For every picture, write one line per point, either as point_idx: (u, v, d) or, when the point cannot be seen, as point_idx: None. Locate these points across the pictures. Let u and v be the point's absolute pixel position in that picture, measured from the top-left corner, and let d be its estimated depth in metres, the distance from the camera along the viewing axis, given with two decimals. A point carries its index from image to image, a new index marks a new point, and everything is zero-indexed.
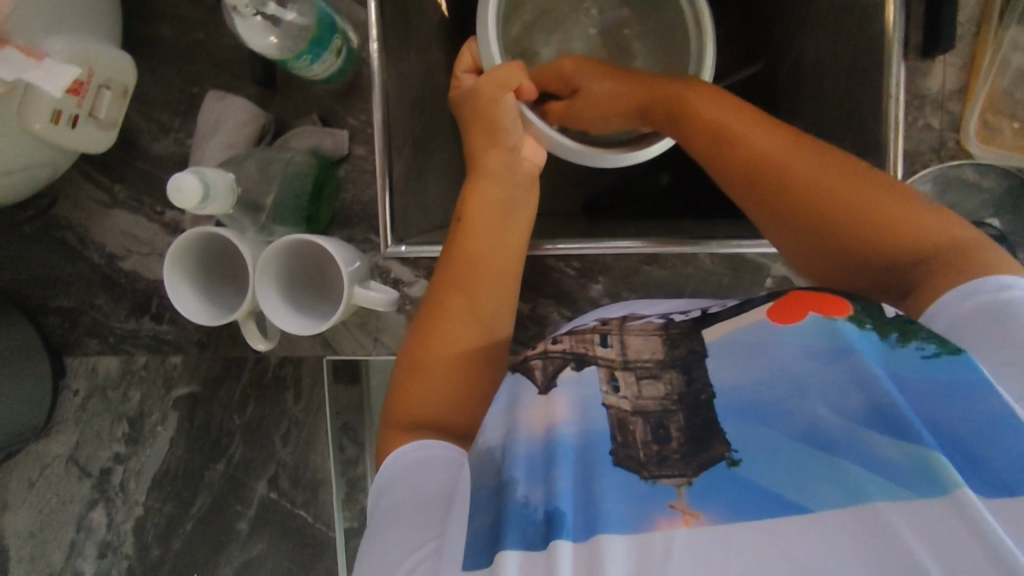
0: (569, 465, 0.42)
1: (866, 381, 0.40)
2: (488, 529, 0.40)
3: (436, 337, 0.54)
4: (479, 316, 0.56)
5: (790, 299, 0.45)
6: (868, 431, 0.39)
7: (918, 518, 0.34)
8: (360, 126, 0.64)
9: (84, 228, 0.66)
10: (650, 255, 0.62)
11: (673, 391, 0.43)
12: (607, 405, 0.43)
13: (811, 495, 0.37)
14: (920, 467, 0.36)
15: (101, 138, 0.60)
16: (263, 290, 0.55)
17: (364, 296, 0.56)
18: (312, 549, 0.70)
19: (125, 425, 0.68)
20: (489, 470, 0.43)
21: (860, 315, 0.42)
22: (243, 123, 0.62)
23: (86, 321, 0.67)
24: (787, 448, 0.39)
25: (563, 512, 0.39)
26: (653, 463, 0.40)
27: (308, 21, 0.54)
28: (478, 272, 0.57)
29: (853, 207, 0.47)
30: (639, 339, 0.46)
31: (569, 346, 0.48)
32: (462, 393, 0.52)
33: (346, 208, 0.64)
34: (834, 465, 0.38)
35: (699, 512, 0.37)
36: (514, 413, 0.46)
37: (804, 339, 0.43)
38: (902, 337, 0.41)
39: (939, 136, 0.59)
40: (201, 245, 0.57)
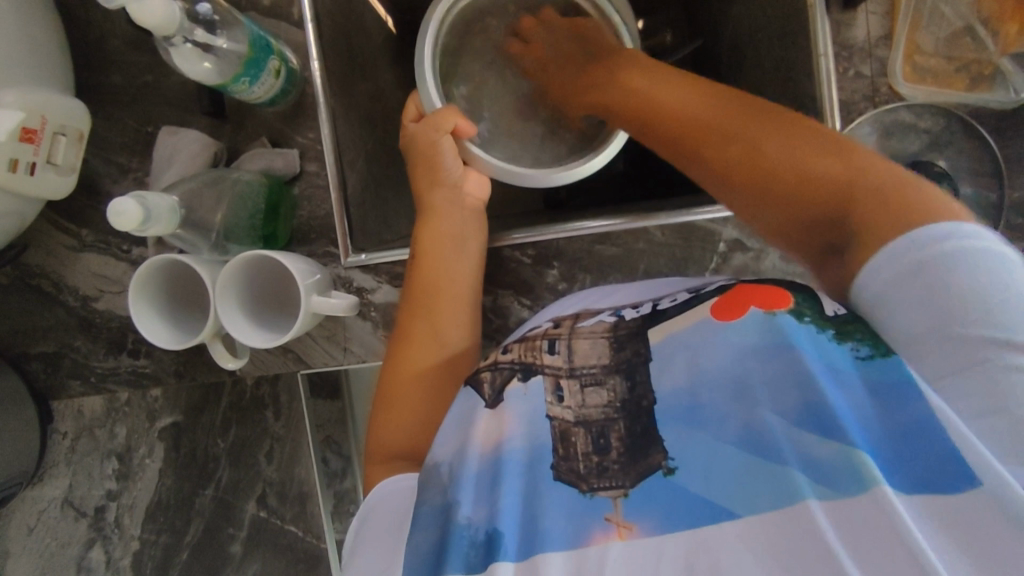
0: (516, 483, 0.44)
1: (801, 379, 0.40)
2: (432, 549, 0.41)
3: (403, 363, 0.56)
4: (436, 333, 0.56)
5: (736, 292, 0.45)
6: (802, 432, 0.39)
7: (841, 519, 0.36)
8: (310, 144, 0.65)
9: (58, 274, 0.68)
10: (602, 234, 0.63)
11: (616, 397, 0.44)
12: (552, 416, 0.45)
13: (741, 499, 0.38)
14: (848, 468, 0.37)
15: (63, 183, 0.63)
16: (223, 307, 0.57)
17: (324, 304, 0.58)
18: (305, 564, 0.72)
19: (114, 462, 0.69)
20: (435, 488, 0.44)
21: (800, 305, 0.42)
22: (196, 154, 0.64)
23: (68, 364, 0.68)
24: (723, 451, 0.41)
25: (502, 534, 0.41)
26: (593, 475, 0.42)
27: (240, 47, 0.57)
28: (438, 286, 0.58)
29: (806, 175, 0.44)
30: (587, 343, 0.46)
31: (518, 355, 0.48)
32: (429, 416, 0.54)
33: (304, 224, 0.66)
34: (767, 467, 0.39)
35: (632, 523, 0.39)
36: (465, 431, 0.46)
37: (745, 336, 0.43)
38: (839, 334, 0.40)
39: (870, 83, 0.60)
40: (163, 272, 0.59)
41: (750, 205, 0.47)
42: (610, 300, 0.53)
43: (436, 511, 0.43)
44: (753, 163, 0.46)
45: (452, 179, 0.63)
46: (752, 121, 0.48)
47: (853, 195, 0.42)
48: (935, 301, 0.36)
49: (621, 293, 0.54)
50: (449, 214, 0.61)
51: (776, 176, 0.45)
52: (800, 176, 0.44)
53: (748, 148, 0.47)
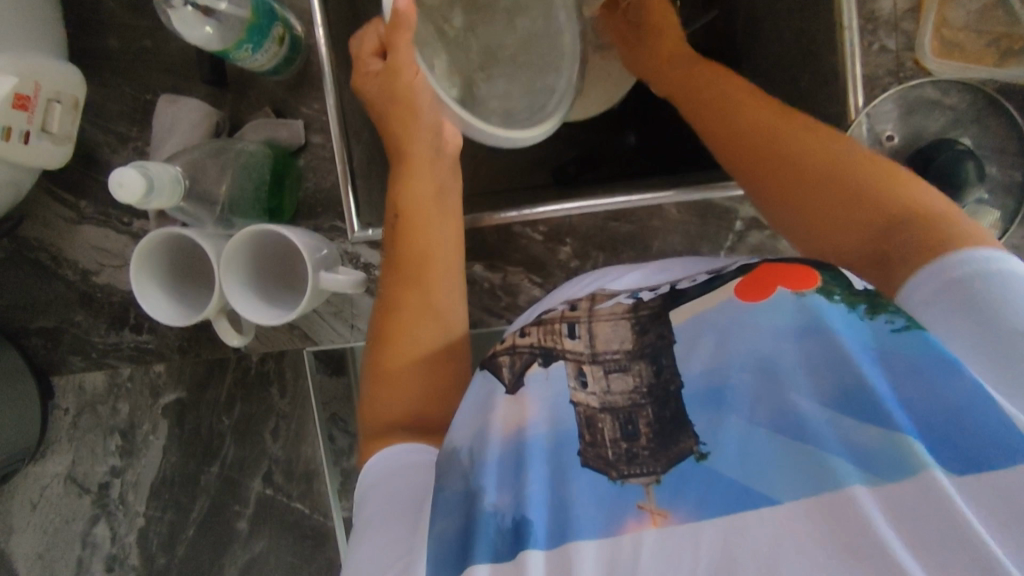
0: (542, 468, 0.42)
1: (837, 361, 0.40)
2: (457, 537, 0.40)
3: (397, 336, 0.53)
4: (433, 305, 0.54)
5: (760, 272, 0.44)
6: (840, 416, 0.39)
7: (890, 501, 0.35)
8: (315, 115, 0.63)
9: (56, 247, 0.66)
10: (616, 211, 0.61)
11: (642, 383, 0.43)
12: (576, 403, 0.44)
13: (779, 486, 0.37)
14: (891, 453, 0.36)
15: (58, 152, 0.60)
16: (229, 287, 0.55)
17: (330, 281, 0.56)
18: (312, 540, 0.68)
19: (117, 438, 0.68)
20: (457, 473, 0.43)
21: (828, 284, 0.42)
22: (196, 123, 0.62)
23: (68, 339, 0.67)
24: (758, 437, 0.40)
25: (531, 521, 0.40)
26: (623, 462, 0.41)
27: (243, 12, 0.54)
28: (428, 251, 0.55)
29: (853, 178, 0.44)
30: (609, 327, 0.45)
31: (537, 339, 0.47)
32: (430, 389, 0.52)
33: (310, 198, 0.64)
34: (805, 452, 0.38)
35: (667, 511, 0.38)
36: (485, 416, 0.45)
37: (776, 319, 0.43)
38: (870, 309, 0.41)
39: (896, 58, 0.58)
40: (163, 247, 0.57)
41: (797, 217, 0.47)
42: (624, 278, 0.51)
43: (458, 497, 0.42)
44: (835, 177, 0.45)
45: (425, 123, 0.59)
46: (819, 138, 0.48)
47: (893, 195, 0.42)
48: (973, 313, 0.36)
49: (636, 271, 0.52)
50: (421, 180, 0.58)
51: (856, 192, 0.44)
52: (878, 194, 0.43)
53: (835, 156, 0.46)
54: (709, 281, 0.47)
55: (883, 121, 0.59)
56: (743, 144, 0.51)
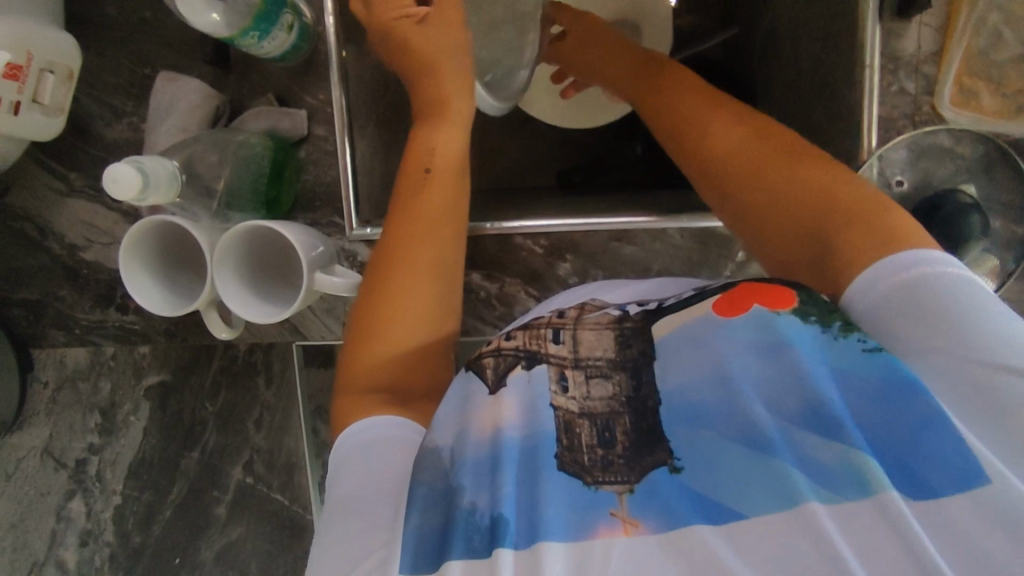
0: (518, 468, 0.41)
1: (803, 381, 0.38)
2: (433, 534, 0.39)
3: (396, 294, 0.49)
4: (437, 273, 0.51)
5: (739, 290, 0.41)
6: (801, 431, 0.38)
7: (852, 528, 0.34)
8: (319, 106, 0.62)
9: (43, 218, 0.64)
10: (619, 231, 0.61)
11: (621, 392, 0.42)
12: (556, 406, 0.42)
13: (746, 501, 0.37)
14: (852, 473, 0.35)
15: (49, 125, 0.58)
16: (225, 287, 0.54)
17: (326, 282, 0.55)
18: (290, 531, 0.69)
19: (97, 415, 0.67)
20: (434, 469, 0.41)
21: (805, 305, 0.39)
22: (196, 106, 0.60)
23: (51, 313, 0.66)
24: (725, 452, 0.39)
25: (506, 519, 0.39)
26: (597, 468, 0.40)
27: None
28: (437, 217, 0.52)
29: (794, 180, 0.44)
30: (593, 333, 0.43)
31: (522, 342, 0.44)
32: (413, 361, 0.49)
33: (308, 190, 0.63)
34: (766, 468, 0.37)
35: (638, 521, 0.37)
36: (465, 415, 0.43)
37: (748, 334, 0.40)
38: (845, 327, 0.38)
39: (913, 101, 0.58)
40: (155, 233, 0.55)
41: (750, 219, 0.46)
42: (612, 293, 0.49)
43: (434, 494, 0.40)
44: (775, 182, 0.45)
45: (444, 94, 0.58)
46: (758, 139, 0.48)
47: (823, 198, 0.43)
48: (918, 318, 0.37)
49: (622, 287, 0.50)
50: (445, 152, 0.56)
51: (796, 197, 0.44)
52: (818, 200, 0.43)
53: (768, 161, 0.46)
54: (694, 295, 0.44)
55: (894, 168, 0.58)
56: (701, 144, 0.50)
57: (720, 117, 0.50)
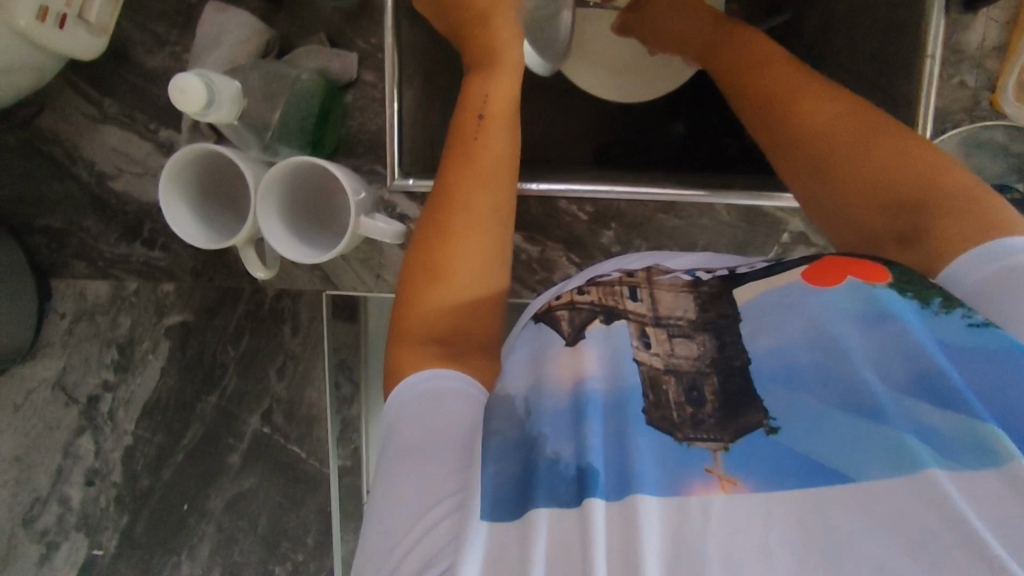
0: (603, 421, 0.39)
1: (911, 351, 0.37)
2: (514, 481, 0.37)
3: (448, 240, 0.48)
4: (489, 219, 0.50)
5: (829, 262, 0.42)
6: (913, 401, 0.36)
7: (975, 493, 0.32)
8: (370, 50, 0.60)
9: (73, 143, 0.62)
10: (668, 203, 0.60)
11: (706, 353, 0.40)
12: (640, 360, 0.41)
13: (855, 465, 0.35)
14: (972, 440, 0.34)
15: (92, 44, 0.56)
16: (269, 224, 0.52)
17: (371, 227, 0.53)
18: (304, 484, 0.68)
19: (114, 352, 0.66)
20: (511, 418, 0.40)
21: (901, 281, 0.40)
22: (245, 39, 0.59)
23: (75, 243, 0.64)
24: (827, 418, 0.37)
25: (595, 469, 0.37)
26: (688, 425, 0.38)
27: None
28: (488, 159, 0.52)
29: (891, 154, 0.45)
30: (671, 294, 0.43)
31: (597, 297, 0.44)
32: (467, 311, 0.48)
33: (352, 136, 0.61)
34: (874, 434, 0.36)
35: (737, 478, 0.35)
36: (541, 366, 0.42)
37: (847, 306, 0.40)
38: (946, 303, 0.38)
39: (973, 95, 0.58)
40: (200, 165, 0.54)
41: (827, 190, 0.47)
42: (681, 259, 0.48)
43: (512, 440, 0.39)
44: (891, 153, 0.44)
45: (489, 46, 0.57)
46: (851, 107, 0.48)
47: (919, 176, 0.43)
48: (1020, 290, 0.37)
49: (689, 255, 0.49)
50: (500, 96, 0.54)
51: (915, 170, 0.43)
52: (913, 179, 0.43)
53: (860, 132, 0.46)
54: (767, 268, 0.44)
55: None
56: (824, 100, 0.48)
57: (811, 84, 0.50)
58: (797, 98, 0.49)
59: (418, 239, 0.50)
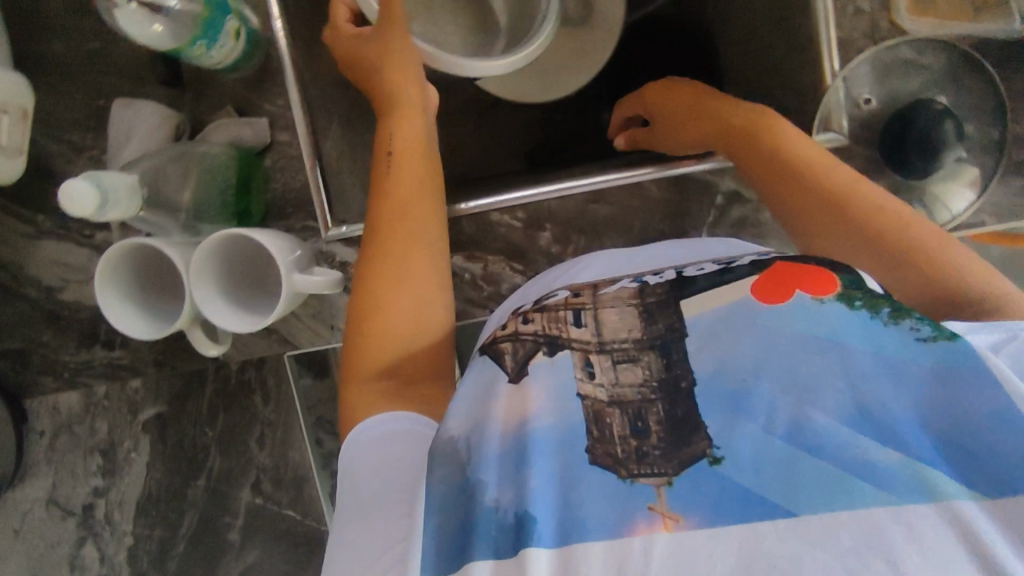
0: (546, 462, 0.39)
1: (856, 374, 0.38)
2: (455, 536, 0.38)
3: (389, 275, 0.51)
4: (422, 245, 0.53)
5: (775, 272, 0.43)
6: (854, 430, 0.37)
7: (908, 524, 0.33)
8: (279, 111, 0.61)
9: (18, 264, 0.63)
10: (595, 193, 0.60)
11: (652, 376, 0.40)
12: (584, 395, 0.40)
13: (795, 496, 0.35)
14: (911, 478, 0.35)
15: (11, 166, 0.59)
16: (210, 308, 0.53)
17: (306, 283, 0.54)
18: (305, 546, 0.68)
19: (98, 457, 0.66)
20: (453, 465, 0.40)
21: (850, 290, 0.41)
22: (155, 128, 0.60)
23: (38, 360, 0.65)
24: (768, 444, 0.37)
25: (535, 518, 0.37)
26: (632, 460, 0.38)
27: (195, 7, 0.53)
28: (420, 194, 0.55)
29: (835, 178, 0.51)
30: (615, 314, 0.43)
31: (540, 327, 0.44)
32: (411, 333, 0.50)
33: (279, 198, 0.62)
34: (819, 465, 0.36)
35: (679, 516, 0.36)
36: (487, 407, 0.42)
37: (794, 321, 0.40)
38: (894, 314, 0.40)
39: (871, 19, 0.58)
40: (132, 257, 0.54)
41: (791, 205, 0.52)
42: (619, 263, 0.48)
43: (453, 490, 0.39)
44: (850, 185, 0.50)
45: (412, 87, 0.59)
46: (792, 136, 0.54)
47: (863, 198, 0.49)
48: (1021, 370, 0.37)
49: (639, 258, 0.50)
50: (415, 137, 0.57)
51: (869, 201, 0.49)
52: (855, 199, 0.49)
53: (806, 154, 0.53)
54: (720, 272, 0.44)
55: (860, 86, 0.59)
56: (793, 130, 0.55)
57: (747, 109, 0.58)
58: (764, 115, 0.56)
59: (367, 265, 0.52)
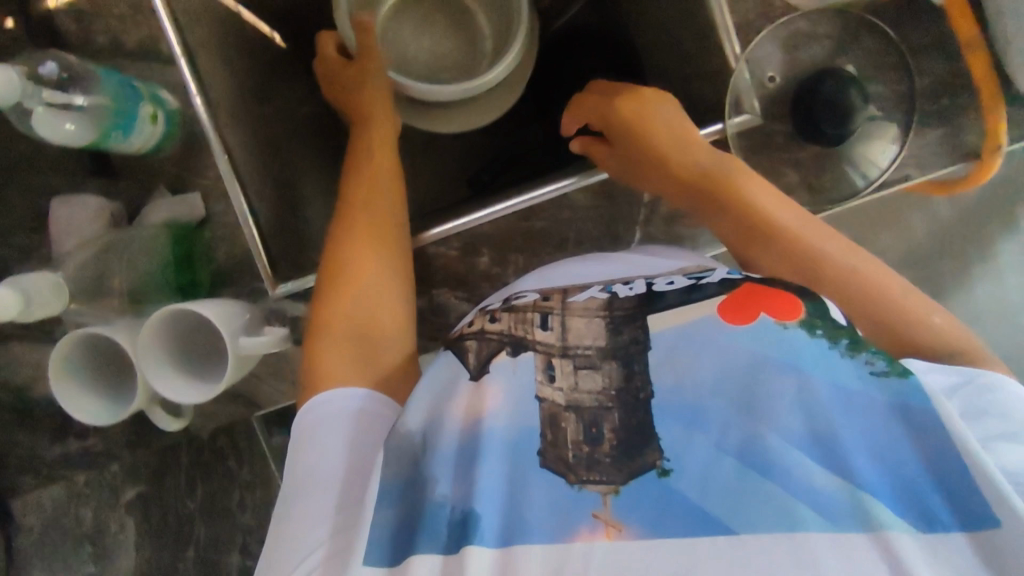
0: (497, 462, 0.42)
1: (810, 402, 0.40)
2: (400, 528, 0.41)
3: (356, 239, 0.57)
4: (387, 219, 0.59)
5: (746, 295, 0.46)
6: (802, 455, 0.39)
7: (840, 552, 0.35)
8: (212, 183, 0.62)
9: None
10: (523, 212, 0.61)
11: (611, 385, 0.43)
12: (542, 398, 0.43)
13: (741, 516, 0.37)
14: (851, 506, 0.37)
15: None
16: (169, 389, 0.55)
17: (252, 346, 0.55)
18: None
19: (89, 545, 0.64)
20: (407, 457, 0.43)
21: (811, 318, 0.44)
22: (93, 218, 0.62)
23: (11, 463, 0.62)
24: (719, 464, 0.39)
25: (479, 515, 0.40)
26: (582, 467, 0.40)
27: (100, 99, 0.56)
28: (385, 179, 0.63)
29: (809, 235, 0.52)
30: (583, 322, 0.45)
31: (507, 327, 0.47)
32: (375, 291, 0.55)
33: (225, 267, 0.63)
34: (765, 487, 0.38)
35: (621, 523, 0.38)
36: (444, 403, 0.45)
37: (752, 345, 0.43)
38: (852, 346, 0.43)
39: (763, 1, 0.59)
40: (83, 345, 0.56)
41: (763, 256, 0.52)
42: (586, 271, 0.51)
43: (404, 483, 0.42)
44: (827, 248, 0.51)
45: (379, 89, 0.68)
46: (761, 187, 0.55)
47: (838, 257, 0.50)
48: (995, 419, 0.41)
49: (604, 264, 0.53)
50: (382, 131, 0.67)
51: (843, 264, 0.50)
52: (829, 260, 0.50)
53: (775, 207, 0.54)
54: (686, 289, 0.48)
55: (766, 64, 0.60)
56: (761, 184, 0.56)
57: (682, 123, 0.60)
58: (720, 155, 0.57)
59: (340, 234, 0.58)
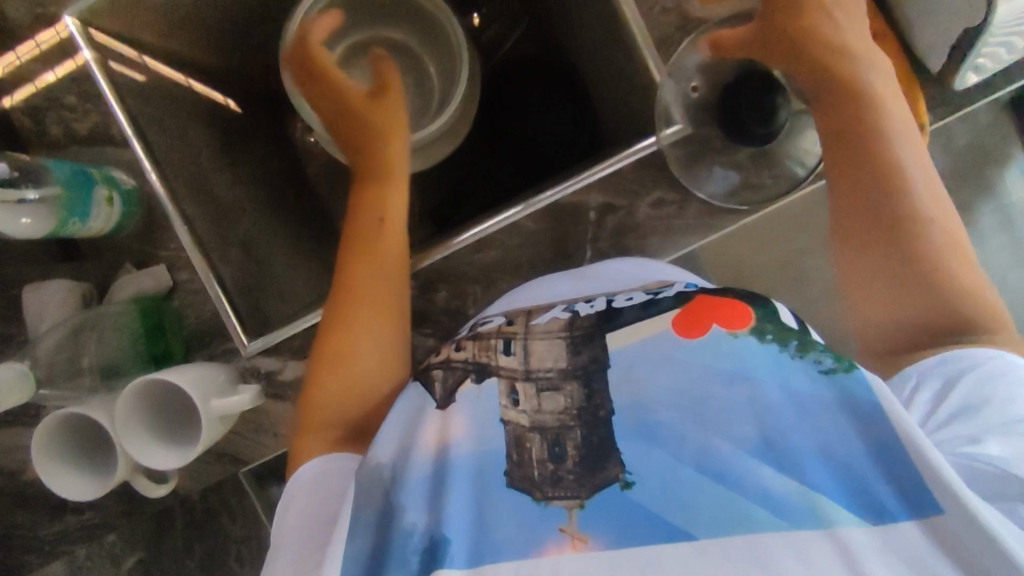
0: (464, 487, 0.44)
1: (759, 410, 0.43)
2: (365, 559, 0.41)
3: (354, 297, 0.56)
4: (385, 268, 0.57)
5: (697, 305, 0.48)
6: (754, 460, 0.41)
7: (792, 551, 0.37)
8: (174, 254, 0.64)
9: None
10: (476, 243, 0.63)
11: (573, 404, 0.45)
12: (506, 421, 0.45)
13: (696, 520, 0.39)
14: (805, 506, 0.39)
15: None
16: (147, 458, 0.57)
17: (221, 407, 0.57)
18: None
19: None
20: (375, 490, 0.44)
21: (761, 323, 0.46)
22: (64, 300, 0.65)
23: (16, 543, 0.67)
24: (679, 474, 0.42)
25: (449, 540, 0.42)
26: (547, 483, 0.43)
27: (53, 191, 0.59)
28: (386, 222, 0.60)
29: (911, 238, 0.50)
30: (545, 344, 0.48)
31: (471, 354, 0.50)
32: (369, 345, 0.54)
33: (194, 331, 0.65)
34: (720, 493, 0.40)
35: (587, 536, 0.40)
36: (411, 434, 0.46)
37: (705, 358, 0.46)
38: (801, 347, 0.44)
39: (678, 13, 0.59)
40: (66, 426, 0.58)
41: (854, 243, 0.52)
42: (548, 291, 0.54)
43: (374, 515, 0.43)
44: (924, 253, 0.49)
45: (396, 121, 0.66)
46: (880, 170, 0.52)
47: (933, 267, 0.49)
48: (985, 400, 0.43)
49: (566, 281, 0.55)
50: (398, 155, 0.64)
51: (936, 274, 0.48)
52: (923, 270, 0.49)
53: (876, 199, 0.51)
54: (645, 303, 0.50)
55: (689, 73, 0.61)
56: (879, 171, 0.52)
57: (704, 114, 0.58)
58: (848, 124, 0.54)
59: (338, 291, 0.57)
